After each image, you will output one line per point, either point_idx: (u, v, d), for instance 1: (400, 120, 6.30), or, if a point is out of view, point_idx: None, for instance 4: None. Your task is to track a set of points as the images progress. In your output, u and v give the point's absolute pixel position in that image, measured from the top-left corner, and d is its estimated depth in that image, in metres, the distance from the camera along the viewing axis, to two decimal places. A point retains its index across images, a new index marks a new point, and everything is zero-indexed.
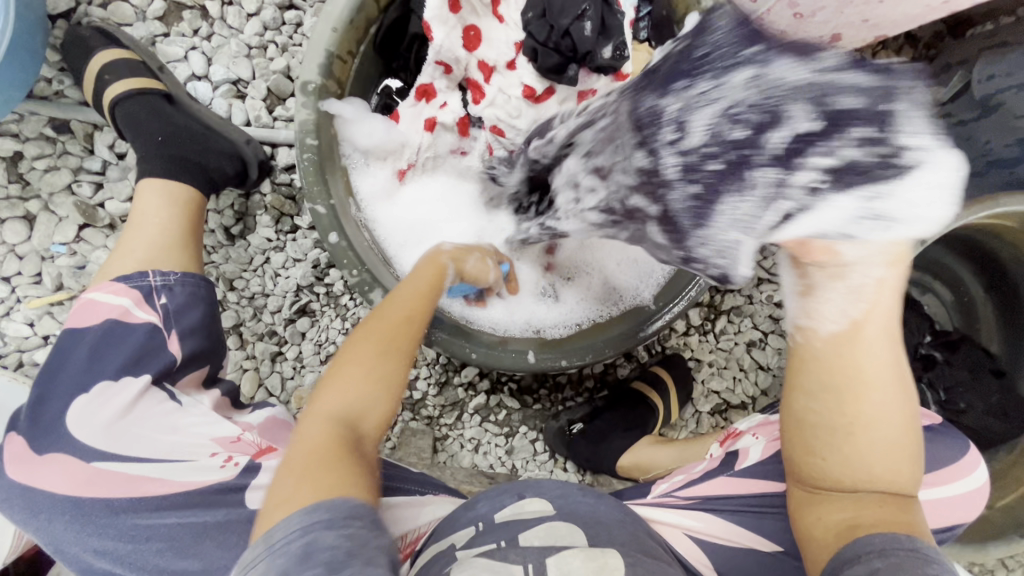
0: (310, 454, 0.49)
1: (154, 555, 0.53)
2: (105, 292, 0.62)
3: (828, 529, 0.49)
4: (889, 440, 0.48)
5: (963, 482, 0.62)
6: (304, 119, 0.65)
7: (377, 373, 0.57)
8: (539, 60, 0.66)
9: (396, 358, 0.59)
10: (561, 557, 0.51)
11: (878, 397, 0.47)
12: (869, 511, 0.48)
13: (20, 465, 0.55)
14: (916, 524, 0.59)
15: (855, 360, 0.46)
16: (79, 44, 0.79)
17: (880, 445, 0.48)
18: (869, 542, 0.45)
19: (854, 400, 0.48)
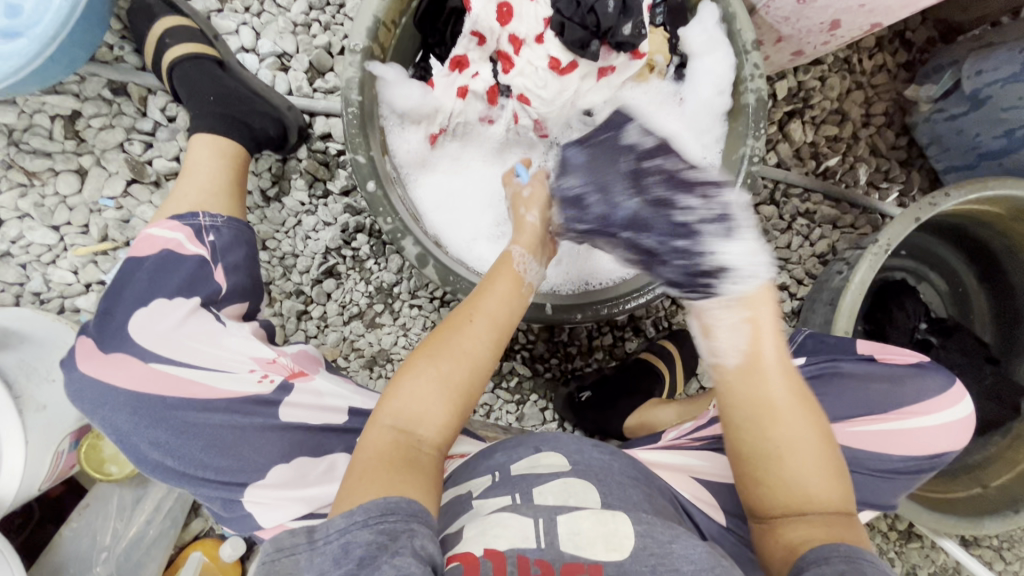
0: (376, 458, 0.54)
1: (198, 451, 0.59)
2: (162, 227, 0.66)
3: (783, 547, 0.58)
4: (810, 468, 0.60)
5: (942, 416, 0.73)
6: (349, 76, 0.71)
7: (440, 371, 0.59)
8: (566, 33, 0.73)
9: (455, 392, 0.59)
10: (573, 517, 0.53)
11: (789, 421, 0.61)
12: (816, 530, 0.58)
13: (88, 360, 0.61)
14: (895, 450, 0.71)
15: (765, 397, 0.62)
16: (141, 14, 0.87)
17: (796, 455, 0.60)
18: (835, 550, 0.54)
19: (769, 409, 0.62)
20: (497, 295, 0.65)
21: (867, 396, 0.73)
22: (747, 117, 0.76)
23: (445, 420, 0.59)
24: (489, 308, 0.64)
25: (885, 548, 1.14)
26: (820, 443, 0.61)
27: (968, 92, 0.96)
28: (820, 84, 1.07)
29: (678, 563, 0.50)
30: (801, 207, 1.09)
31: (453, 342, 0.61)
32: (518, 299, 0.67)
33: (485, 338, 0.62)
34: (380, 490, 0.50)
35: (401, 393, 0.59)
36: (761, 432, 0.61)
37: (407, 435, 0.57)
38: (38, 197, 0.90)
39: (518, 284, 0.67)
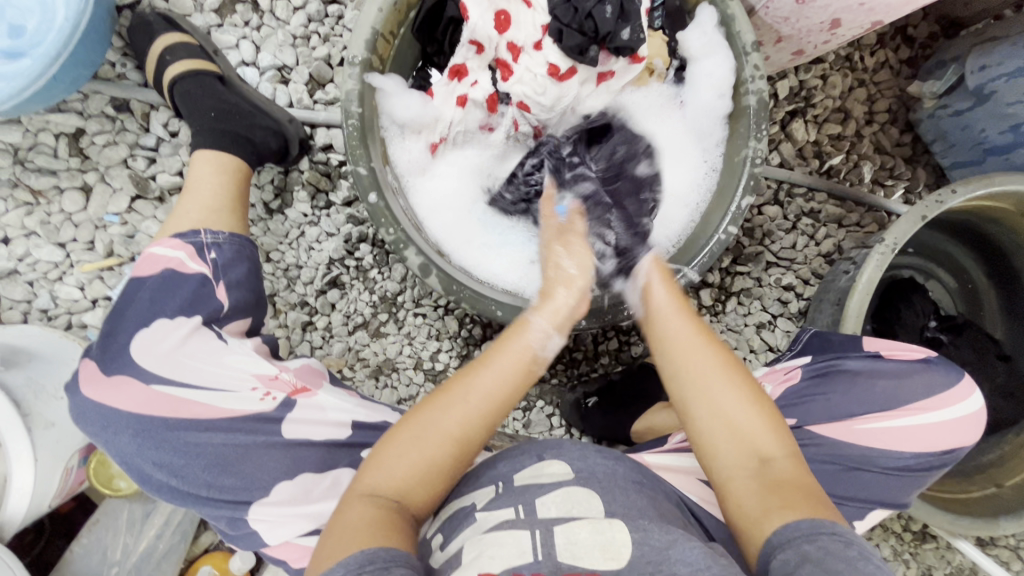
0: (359, 518, 0.53)
1: (201, 471, 0.59)
2: (164, 246, 0.67)
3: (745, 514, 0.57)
4: (747, 425, 0.62)
5: (953, 414, 0.72)
6: (350, 88, 0.71)
7: (425, 454, 0.59)
8: (564, 40, 0.73)
9: (443, 446, 0.60)
10: (569, 527, 0.53)
11: (710, 379, 0.64)
12: (775, 499, 0.56)
13: (92, 384, 0.61)
14: (906, 448, 0.71)
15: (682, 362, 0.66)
16: (143, 31, 0.87)
17: (733, 419, 0.62)
18: (798, 528, 0.52)
19: (717, 409, 0.63)
20: (497, 372, 0.63)
21: (874, 393, 0.72)
22: (748, 118, 0.76)
23: (427, 488, 0.59)
24: (484, 388, 0.62)
25: (899, 550, 1.13)
26: (744, 388, 0.63)
27: (972, 87, 0.95)
28: (822, 82, 1.07)
29: (675, 568, 0.50)
30: (806, 206, 1.08)
31: (435, 423, 0.60)
32: (520, 378, 0.64)
33: (475, 417, 0.61)
34: (355, 545, 0.50)
35: (385, 463, 0.58)
36: (685, 398, 0.65)
37: (389, 504, 0.56)
38: (44, 214, 0.90)
39: (525, 357, 0.64)
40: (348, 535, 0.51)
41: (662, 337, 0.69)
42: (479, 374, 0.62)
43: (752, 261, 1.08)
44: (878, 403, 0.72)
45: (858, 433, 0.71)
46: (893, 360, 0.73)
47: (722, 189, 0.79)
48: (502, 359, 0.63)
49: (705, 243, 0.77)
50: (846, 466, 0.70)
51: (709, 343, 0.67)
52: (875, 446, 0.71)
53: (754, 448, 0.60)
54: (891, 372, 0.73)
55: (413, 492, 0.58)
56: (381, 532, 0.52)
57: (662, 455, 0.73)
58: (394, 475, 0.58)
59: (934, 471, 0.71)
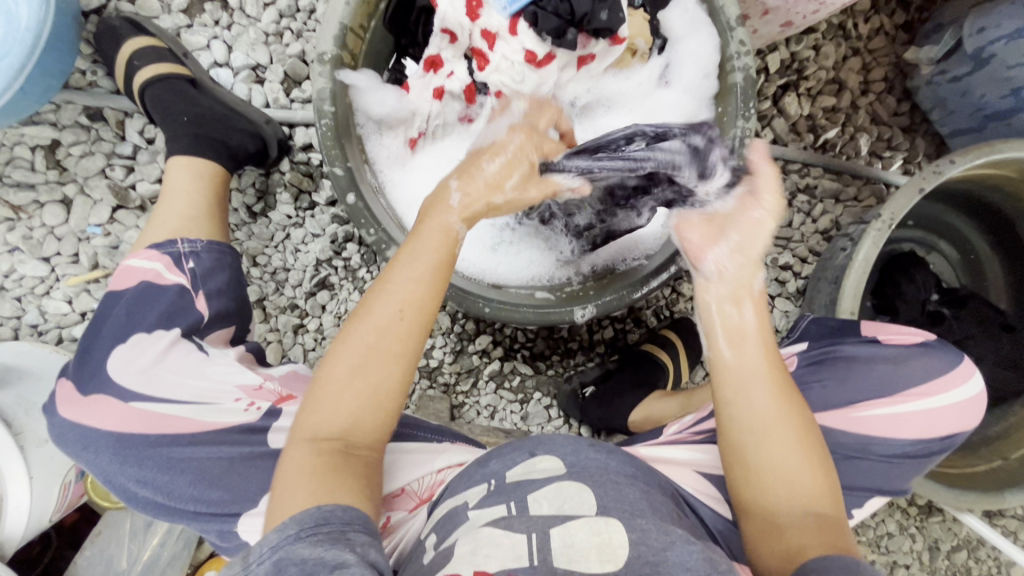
0: (301, 474, 0.52)
1: (188, 486, 0.59)
2: (140, 258, 0.66)
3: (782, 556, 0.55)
4: (795, 475, 0.57)
5: (955, 399, 0.71)
6: (321, 86, 0.68)
7: (366, 381, 0.55)
8: (541, 24, 0.69)
9: (385, 361, 0.55)
10: (565, 528, 0.52)
11: (779, 435, 0.58)
12: (811, 539, 0.54)
13: (70, 404, 0.61)
14: (905, 435, 0.69)
15: (746, 400, 0.59)
16: (111, 36, 0.85)
17: (790, 466, 0.58)
18: (830, 565, 0.51)
19: (763, 422, 0.59)
20: (416, 267, 0.58)
21: (872, 379, 0.71)
22: (735, 96, 0.74)
23: (375, 411, 0.56)
24: (406, 287, 0.57)
25: (905, 524, 1.13)
26: (805, 436, 0.59)
27: (970, 51, 0.91)
28: (815, 53, 1.03)
29: (673, 570, 0.49)
30: (800, 182, 1.05)
31: (364, 343, 0.55)
32: (442, 274, 0.58)
33: (405, 326, 0.56)
34: (304, 501, 0.50)
35: (323, 406, 0.54)
36: (744, 445, 0.59)
37: (339, 446, 0.54)
38: (26, 229, 0.90)
39: (446, 240, 0.59)
40: (289, 490, 0.50)
41: (731, 377, 0.61)
42: (391, 285, 0.57)
43: None
44: (879, 388, 0.71)
45: (852, 416, 0.70)
46: (893, 344, 0.72)
47: None
48: (419, 251, 0.58)
49: None
50: (844, 451, 0.69)
51: (788, 397, 0.59)
52: (873, 426, 0.70)
53: (790, 481, 0.57)
54: (891, 355, 0.72)
55: (363, 421, 0.55)
56: (327, 484, 0.51)
57: (655, 446, 0.72)
58: (338, 408, 0.54)
59: (936, 455, 0.70)
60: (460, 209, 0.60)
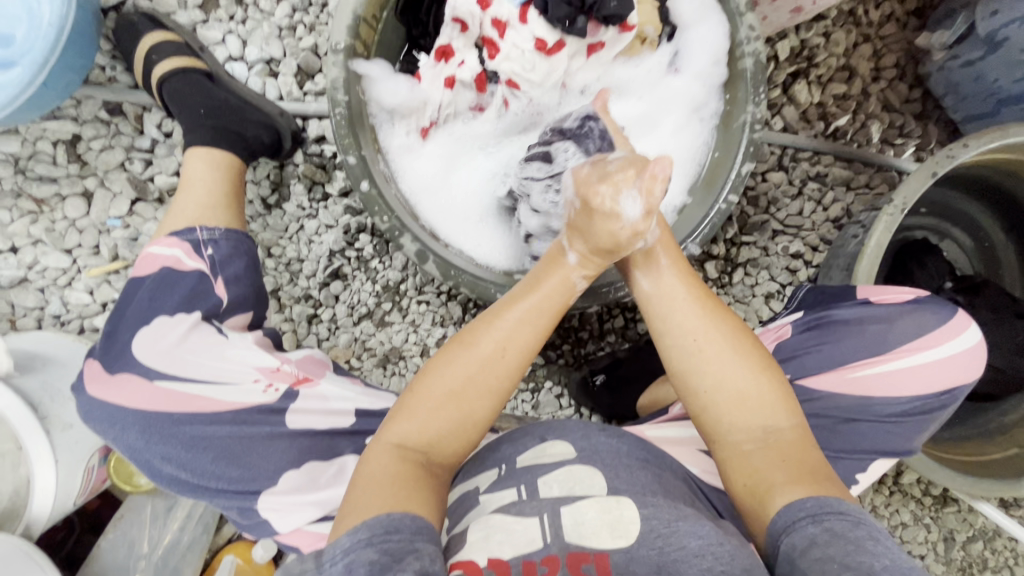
0: (383, 479, 0.54)
1: (209, 463, 0.60)
2: (160, 244, 0.67)
3: (746, 484, 0.58)
4: (747, 394, 0.61)
5: (954, 348, 0.71)
6: (335, 75, 0.70)
7: (459, 411, 0.59)
8: (550, 12, 0.70)
9: (482, 394, 0.60)
10: (576, 507, 0.53)
11: (716, 355, 0.62)
12: (775, 470, 0.57)
13: (96, 383, 0.62)
14: (903, 392, 0.70)
15: (683, 327, 0.63)
16: (128, 31, 0.87)
17: (746, 390, 0.61)
18: (803, 508, 0.52)
19: (695, 345, 0.63)
20: (530, 306, 0.63)
21: (865, 339, 0.71)
22: (744, 81, 0.75)
23: (458, 440, 0.59)
24: (509, 335, 0.61)
25: (920, 515, 1.12)
26: (739, 341, 0.63)
27: (983, 35, 0.90)
28: (825, 40, 1.03)
29: (684, 540, 0.51)
30: (811, 170, 1.05)
31: (464, 372, 0.60)
32: (552, 316, 0.64)
33: (506, 364, 0.61)
34: (382, 506, 0.51)
35: (415, 416, 0.58)
36: (685, 370, 0.63)
37: (420, 459, 0.57)
38: (49, 222, 0.92)
39: (559, 300, 0.65)
40: (376, 491, 0.53)
41: (656, 307, 0.65)
42: (502, 320, 0.62)
43: (758, 231, 1.05)
44: (874, 348, 0.71)
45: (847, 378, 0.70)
46: (885, 304, 0.72)
47: (718, 161, 0.78)
48: (524, 302, 0.63)
49: (704, 214, 0.77)
50: (853, 434, 0.70)
51: (715, 316, 0.64)
52: (885, 408, 0.70)
53: (742, 394, 0.60)
54: (884, 316, 0.72)
55: (449, 441, 0.59)
56: (406, 491, 0.53)
57: (659, 427, 0.73)
58: (432, 427, 0.58)
59: (939, 411, 0.71)
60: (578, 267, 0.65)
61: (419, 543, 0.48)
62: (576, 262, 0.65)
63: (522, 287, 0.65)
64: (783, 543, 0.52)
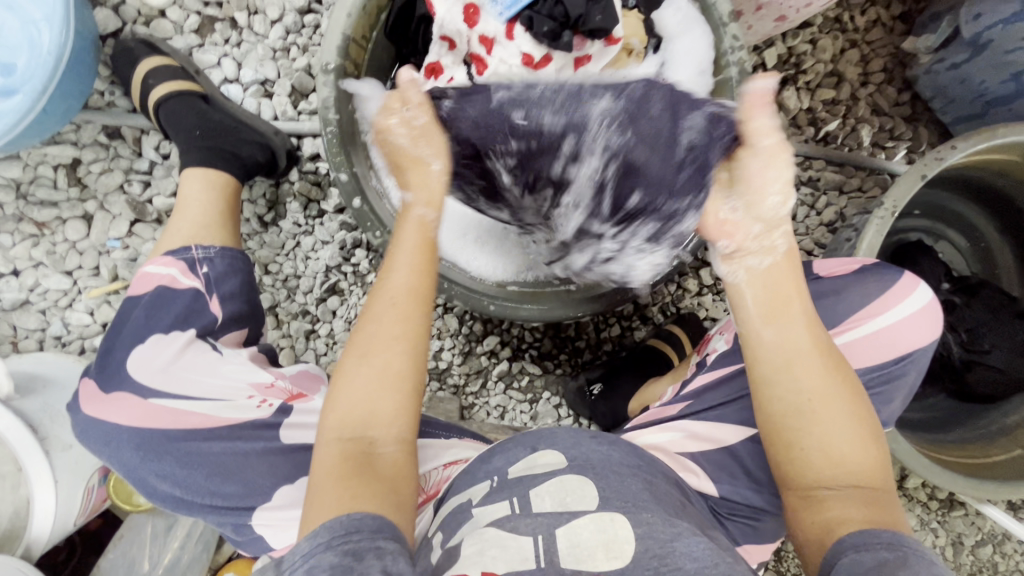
0: (329, 473, 0.54)
1: (204, 480, 0.61)
2: (156, 264, 0.68)
3: (818, 526, 0.57)
4: (846, 444, 0.59)
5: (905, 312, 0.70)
6: (326, 95, 0.71)
7: (380, 368, 0.58)
8: (535, 27, 0.71)
9: (393, 342, 0.59)
10: (571, 528, 0.53)
11: (834, 401, 0.59)
12: (853, 513, 0.56)
13: (92, 403, 0.63)
14: (862, 363, 0.69)
15: (811, 376, 0.60)
16: (126, 57, 0.89)
17: (810, 396, 0.59)
18: (879, 537, 0.53)
19: (812, 389, 0.59)
20: (409, 252, 0.62)
21: (819, 316, 0.71)
22: (731, 90, 0.76)
23: (400, 421, 0.58)
24: (400, 284, 0.61)
25: (926, 519, 1.11)
26: (842, 389, 0.60)
27: (967, 38, 0.91)
28: (811, 47, 1.04)
29: (681, 561, 0.51)
30: (802, 175, 1.06)
31: (367, 334, 0.59)
32: (429, 253, 0.63)
33: (399, 310, 0.60)
34: (334, 510, 0.51)
35: (337, 398, 0.57)
36: (802, 419, 0.59)
37: (360, 441, 0.56)
38: (50, 245, 0.93)
39: (426, 249, 0.63)
40: (318, 494, 0.52)
41: (788, 357, 0.60)
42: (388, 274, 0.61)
43: None
44: (822, 318, 0.71)
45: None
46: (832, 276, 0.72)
47: None
48: (403, 253, 0.62)
49: None
50: None
51: (838, 363, 0.61)
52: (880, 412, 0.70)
53: (835, 445, 0.58)
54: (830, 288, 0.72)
55: (382, 405, 0.57)
56: (349, 488, 0.53)
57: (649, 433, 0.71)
58: (354, 401, 0.57)
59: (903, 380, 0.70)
60: (421, 198, 0.64)
61: (381, 541, 0.49)
62: (415, 198, 0.64)
63: (392, 247, 0.64)
64: (846, 559, 0.52)
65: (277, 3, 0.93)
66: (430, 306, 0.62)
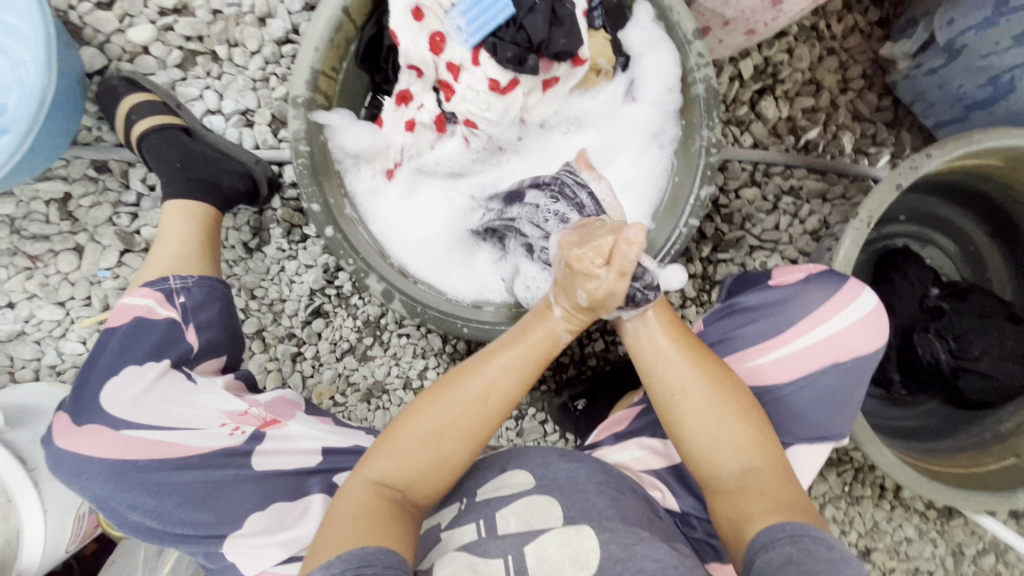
0: (356, 515, 0.55)
1: (176, 508, 0.62)
2: (134, 295, 0.70)
3: (730, 518, 0.58)
4: (721, 432, 0.60)
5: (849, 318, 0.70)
6: (296, 128, 0.73)
7: (437, 450, 0.58)
8: (499, 53, 0.72)
9: (463, 437, 0.59)
10: (538, 544, 0.54)
11: (696, 395, 0.61)
12: (757, 504, 0.57)
13: (65, 435, 0.64)
14: (808, 371, 0.69)
15: (674, 377, 0.62)
16: (110, 93, 0.92)
17: (686, 384, 0.61)
18: (782, 529, 0.53)
19: (675, 384, 0.61)
20: (521, 355, 0.61)
21: (769, 325, 0.71)
22: (698, 107, 0.76)
23: (433, 479, 0.59)
24: (492, 381, 0.60)
25: (925, 529, 1.09)
26: (715, 386, 0.61)
27: (943, 43, 0.90)
28: (788, 56, 1.04)
29: (643, 562, 0.52)
30: (785, 184, 1.05)
31: (447, 416, 0.59)
32: (536, 367, 0.62)
33: (484, 412, 0.60)
34: (351, 543, 0.52)
35: (394, 454, 0.58)
36: (666, 412, 0.62)
37: (398, 496, 0.57)
38: (43, 277, 0.96)
39: (536, 358, 0.62)
40: (340, 531, 0.53)
41: (646, 359, 0.63)
42: (486, 367, 0.60)
43: (733, 247, 1.05)
44: (772, 329, 0.71)
45: (766, 370, 0.70)
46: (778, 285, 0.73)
47: (679, 184, 0.79)
48: (513, 350, 0.61)
49: (668, 236, 0.78)
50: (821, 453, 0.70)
51: (702, 357, 0.63)
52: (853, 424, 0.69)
53: (715, 437, 0.60)
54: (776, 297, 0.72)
55: (426, 483, 0.59)
56: (377, 527, 0.54)
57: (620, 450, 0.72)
58: (412, 461, 0.58)
59: (849, 385, 0.70)
60: (564, 321, 0.62)
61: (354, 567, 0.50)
62: (563, 317, 0.62)
63: (512, 336, 0.63)
64: (759, 560, 0.52)
65: (255, 35, 0.95)
66: (511, 408, 0.62)
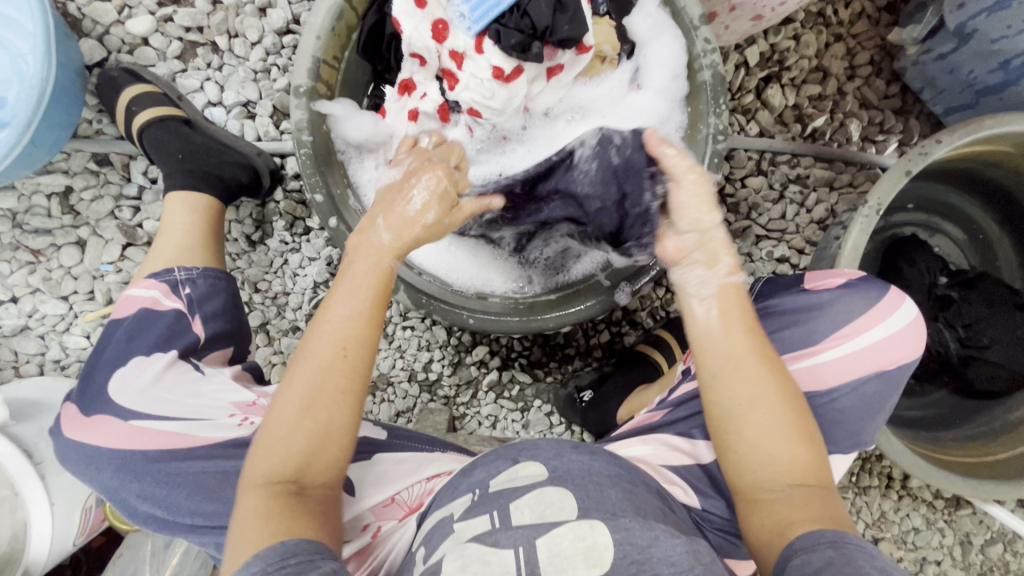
0: (253, 515, 0.52)
1: (184, 499, 0.62)
2: (139, 286, 0.70)
3: (767, 527, 0.57)
4: (774, 445, 0.58)
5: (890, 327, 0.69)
6: (298, 117, 0.72)
7: (318, 422, 0.55)
8: (503, 40, 0.70)
9: (336, 396, 0.56)
10: (551, 538, 0.52)
11: (761, 403, 0.58)
12: (799, 513, 0.56)
13: (75, 425, 0.65)
14: (847, 378, 0.68)
15: (739, 382, 0.59)
16: (110, 85, 0.91)
17: (755, 393, 0.58)
18: (823, 536, 0.52)
19: (742, 393, 0.59)
20: (358, 294, 0.58)
21: (805, 328, 0.70)
22: (705, 93, 0.76)
23: (327, 453, 0.56)
24: (342, 330, 0.57)
25: (932, 519, 1.09)
26: (778, 394, 0.59)
27: (952, 28, 0.89)
28: (795, 43, 1.02)
29: (657, 566, 0.51)
30: (791, 173, 1.04)
31: (309, 376, 0.55)
32: (378, 290, 0.59)
33: (348, 360, 0.56)
34: (259, 544, 0.51)
35: (269, 442, 0.55)
36: (723, 421, 0.60)
37: (288, 484, 0.54)
38: (45, 271, 0.96)
39: (376, 285, 0.59)
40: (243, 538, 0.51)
41: (714, 361, 0.60)
42: (331, 311, 0.57)
43: (740, 237, 1.05)
44: (814, 334, 0.70)
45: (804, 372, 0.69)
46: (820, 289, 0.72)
47: None
48: (342, 289, 0.58)
49: None
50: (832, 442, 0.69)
51: (771, 364, 0.60)
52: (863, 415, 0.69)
53: (768, 449, 0.58)
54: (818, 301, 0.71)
55: (318, 459, 0.55)
56: (276, 527, 0.52)
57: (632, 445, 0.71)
58: (281, 443, 0.55)
59: (886, 396, 0.69)
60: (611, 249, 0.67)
61: None
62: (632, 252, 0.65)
63: (340, 274, 0.60)
64: (796, 560, 0.51)
65: (255, 25, 0.94)
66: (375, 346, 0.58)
